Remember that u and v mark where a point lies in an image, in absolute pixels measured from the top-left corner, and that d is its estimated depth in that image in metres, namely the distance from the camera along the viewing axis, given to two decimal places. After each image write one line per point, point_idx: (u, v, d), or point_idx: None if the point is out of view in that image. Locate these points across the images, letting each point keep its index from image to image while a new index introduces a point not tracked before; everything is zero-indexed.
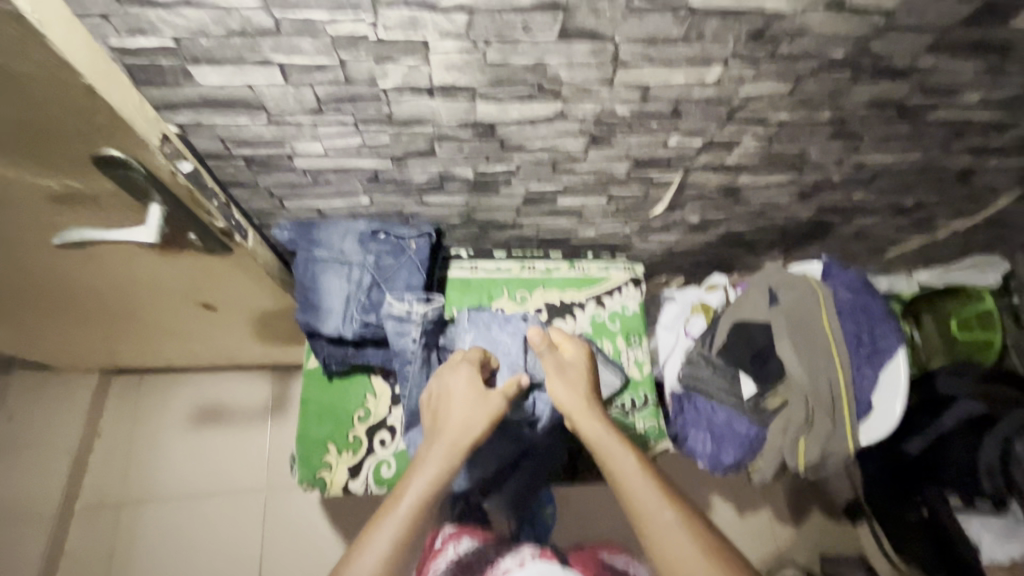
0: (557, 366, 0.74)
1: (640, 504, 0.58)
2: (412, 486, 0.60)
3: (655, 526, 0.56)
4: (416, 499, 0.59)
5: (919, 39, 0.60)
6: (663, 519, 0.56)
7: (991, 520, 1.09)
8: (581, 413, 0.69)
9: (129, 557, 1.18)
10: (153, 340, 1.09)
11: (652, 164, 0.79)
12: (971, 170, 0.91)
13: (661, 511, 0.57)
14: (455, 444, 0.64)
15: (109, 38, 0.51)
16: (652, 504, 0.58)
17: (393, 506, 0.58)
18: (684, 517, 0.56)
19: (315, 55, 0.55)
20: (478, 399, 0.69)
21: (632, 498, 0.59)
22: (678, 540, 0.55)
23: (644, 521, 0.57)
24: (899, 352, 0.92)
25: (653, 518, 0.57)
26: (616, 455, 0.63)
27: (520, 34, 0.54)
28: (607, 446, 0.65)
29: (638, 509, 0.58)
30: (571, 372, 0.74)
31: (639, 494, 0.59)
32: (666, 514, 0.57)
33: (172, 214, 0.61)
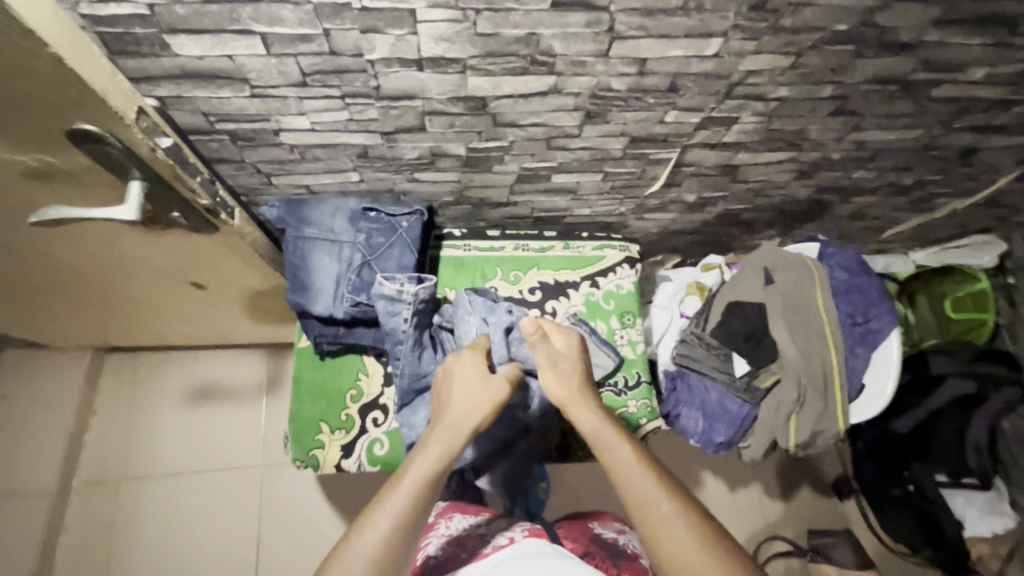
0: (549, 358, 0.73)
1: (638, 496, 0.59)
2: (414, 472, 0.60)
3: (654, 518, 0.58)
4: (418, 485, 0.59)
5: (926, 12, 0.58)
6: (662, 511, 0.58)
7: (975, 495, 1.11)
8: (576, 405, 0.69)
9: (128, 532, 1.20)
10: (143, 319, 1.08)
11: (648, 141, 0.77)
12: (972, 148, 0.90)
13: (659, 504, 0.58)
14: (459, 427, 0.65)
15: (80, 5, 0.49)
16: (650, 496, 0.59)
17: (398, 489, 0.59)
18: (681, 508, 0.58)
19: (297, 24, 0.52)
20: (484, 387, 0.69)
21: (629, 491, 0.60)
22: (677, 532, 0.56)
23: (643, 514, 0.58)
24: (892, 333, 0.93)
25: (651, 511, 0.58)
26: (612, 448, 0.64)
27: (511, 3, 0.52)
28: (603, 438, 0.65)
29: (637, 502, 0.59)
30: (565, 362, 0.72)
31: (637, 486, 0.60)
32: (665, 506, 0.58)
33: (154, 191, 0.59)
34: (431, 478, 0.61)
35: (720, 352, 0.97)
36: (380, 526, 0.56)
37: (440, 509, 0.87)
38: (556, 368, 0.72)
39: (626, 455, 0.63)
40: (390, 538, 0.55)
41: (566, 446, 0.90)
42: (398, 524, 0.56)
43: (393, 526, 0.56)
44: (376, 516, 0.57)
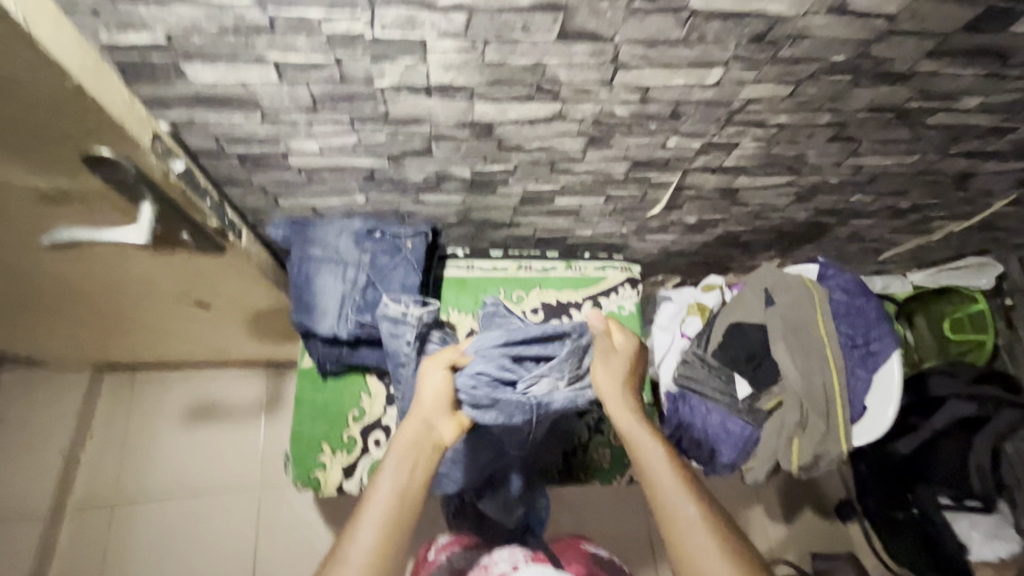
0: (605, 352, 0.74)
1: (663, 499, 0.63)
2: (391, 473, 0.64)
3: (677, 522, 0.61)
4: (398, 486, 0.62)
5: (920, 44, 0.60)
6: (686, 514, 0.61)
7: (979, 519, 1.10)
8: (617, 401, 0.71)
9: (122, 554, 1.18)
10: (146, 337, 1.07)
11: (650, 165, 0.79)
12: (967, 173, 0.92)
13: (684, 509, 0.62)
14: (415, 429, 0.68)
15: (99, 34, 0.50)
16: (676, 501, 0.62)
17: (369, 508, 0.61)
18: (704, 514, 0.61)
19: (310, 53, 0.54)
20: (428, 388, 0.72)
21: (657, 493, 0.64)
22: (698, 536, 0.60)
23: (668, 514, 0.62)
24: (893, 354, 0.92)
25: (675, 515, 0.62)
26: (646, 449, 0.67)
27: (519, 34, 0.53)
28: (638, 439, 0.68)
29: (662, 506, 0.63)
30: (614, 361, 0.74)
31: (663, 491, 0.64)
32: (689, 510, 0.62)
33: (164, 213, 0.60)
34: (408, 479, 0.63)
35: (722, 374, 0.99)
36: (367, 526, 0.59)
37: (441, 543, 0.90)
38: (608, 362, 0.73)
39: (658, 457, 0.66)
40: (381, 537, 0.58)
41: (568, 471, 0.90)
42: (384, 523, 0.59)
43: (381, 526, 0.59)
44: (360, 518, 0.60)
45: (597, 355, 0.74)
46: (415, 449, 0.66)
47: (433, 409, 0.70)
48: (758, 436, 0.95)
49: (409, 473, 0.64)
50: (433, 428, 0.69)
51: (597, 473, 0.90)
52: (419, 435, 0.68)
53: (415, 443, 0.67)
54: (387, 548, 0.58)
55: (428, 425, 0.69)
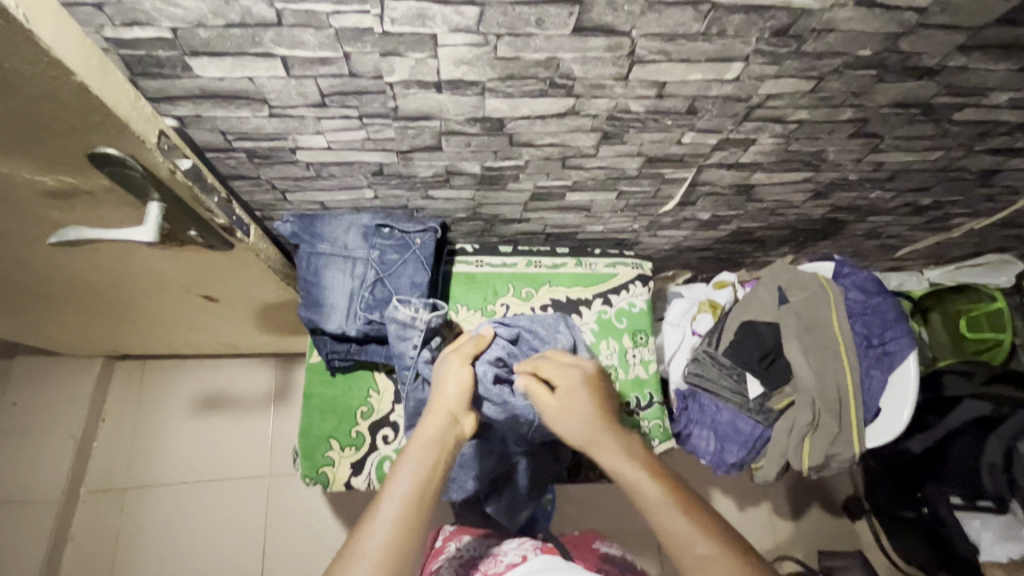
0: (557, 400, 0.70)
1: (672, 537, 0.54)
2: (410, 467, 0.57)
3: (685, 561, 0.52)
4: (420, 479, 0.56)
5: (951, 38, 0.57)
6: (694, 552, 0.52)
7: (992, 518, 1.07)
8: (595, 440, 0.65)
9: (133, 542, 1.19)
10: (156, 330, 1.08)
11: (665, 161, 0.77)
12: (992, 170, 0.89)
13: (695, 546, 0.52)
14: (437, 423, 0.64)
15: (104, 28, 0.49)
16: (681, 534, 0.54)
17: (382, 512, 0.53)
18: (718, 549, 0.52)
19: (318, 48, 0.52)
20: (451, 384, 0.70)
21: (659, 527, 0.55)
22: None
23: (678, 553, 0.53)
24: (910, 355, 0.90)
25: (681, 552, 0.53)
26: (637, 483, 0.59)
27: (533, 28, 0.51)
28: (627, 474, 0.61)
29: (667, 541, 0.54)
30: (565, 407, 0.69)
31: (666, 524, 0.55)
32: (696, 546, 0.52)
33: (170, 211, 0.59)
34: (429, 474, 0.57)
35: (733, 373, 0.97)
36: (382, 519, 0.52)
37: (447, 532, 0.88)
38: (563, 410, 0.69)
39: (651, 491, 0.58)
40: (399, 528, 0.52)
41: (577, 467, 0.92)
42: (401, 519, 0.52)
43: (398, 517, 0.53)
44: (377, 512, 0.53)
45: (547, 409, 0.70)
46: (436, 437, 0.62)
47: (452, 404, 0.67)
48: (769, 435, 0.94)
49: (432, 464, 0.58)
50: (454, 423, 0.65)
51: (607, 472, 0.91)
52: (443, 427, 0.63)
53: (434, 433, 0.62)
54: (407, 547, 0.51)
55: (449, 419, 0.65)
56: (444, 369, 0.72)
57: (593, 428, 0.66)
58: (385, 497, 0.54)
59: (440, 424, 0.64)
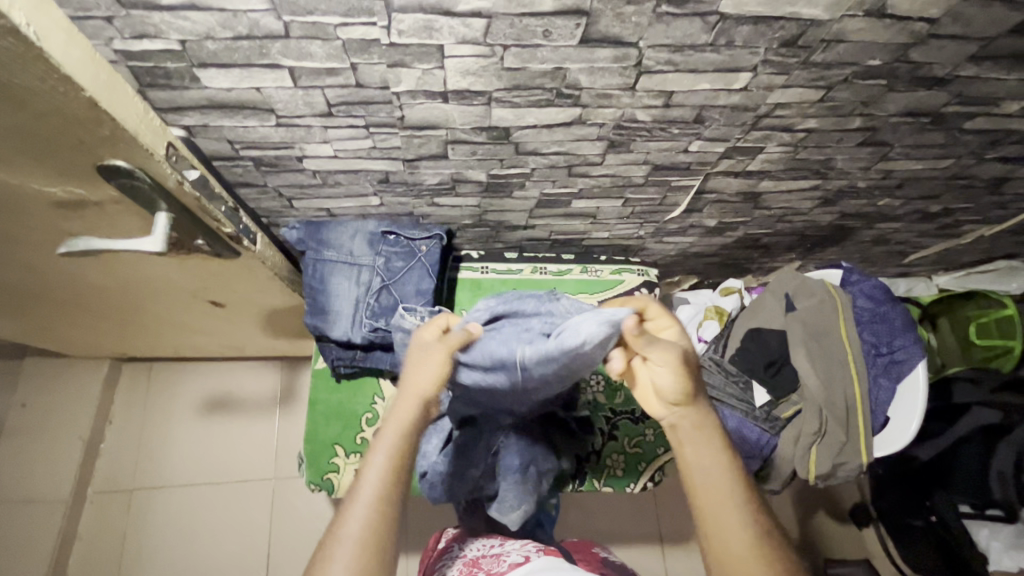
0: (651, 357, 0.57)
1: (719, 519, 0.53)
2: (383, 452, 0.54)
3: (726, 542, 0.52)
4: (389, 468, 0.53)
5: (962, 48, 0.57)
6: (741, 541, 0.52)
7: (1000, 528, 1.07)
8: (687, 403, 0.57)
9: (141, 544, 1.20)
10: (164, 333, 1.08)
11: (671, 170, 0.77)
12: (1003, 177, 0.88)
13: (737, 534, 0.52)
14: (413, 405, 0.56)
15: (113, 41, 0.49)
16: (735, 522, 0.53)
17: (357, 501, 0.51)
18: (763, 543, 0.52)
19: (325, 60, 0.52)
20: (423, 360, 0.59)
21: (715, 508, 0.54)
22: (751, 564, 0.51)
23: (717, 533, 0.53)
24: (920, 365, 0.88)
25: (727, 535, 0.52)
26: (713, 459, 0.56)
27: (540, 39, 0.51)
28: (704, 445, 0.57)
29: (715, 520, 0.53)
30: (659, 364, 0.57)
31: (724, 508, 0.53)
32: (746, 537, 0.52)
33: (177, 220, 0.59)
34: (400, 463, 0.54)
35: (739, 381, 0.97)
36: (355, 510, 0.50)
37: (451, 533, 0.87)
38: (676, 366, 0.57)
39: (722, 470, 0.55)
40: (371, 523, 0.49)
41: (580, 473, 0.91)
42: (374, 512, 0.50)
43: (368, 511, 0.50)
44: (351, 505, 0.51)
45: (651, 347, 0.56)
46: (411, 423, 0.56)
47: (429, 385, 0.57)
48: (776, 442, 0.93)
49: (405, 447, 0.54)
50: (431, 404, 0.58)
51: (611, 480, 0.91)
52: (417, 412, 0.56)
53: (410, 417, 0.56)
54: (377, 542, 0.49)
55: (428, 400, 0.57)
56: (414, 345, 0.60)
57: (688, 392, 0.57)
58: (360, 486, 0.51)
59: (415, 408, 0.56)
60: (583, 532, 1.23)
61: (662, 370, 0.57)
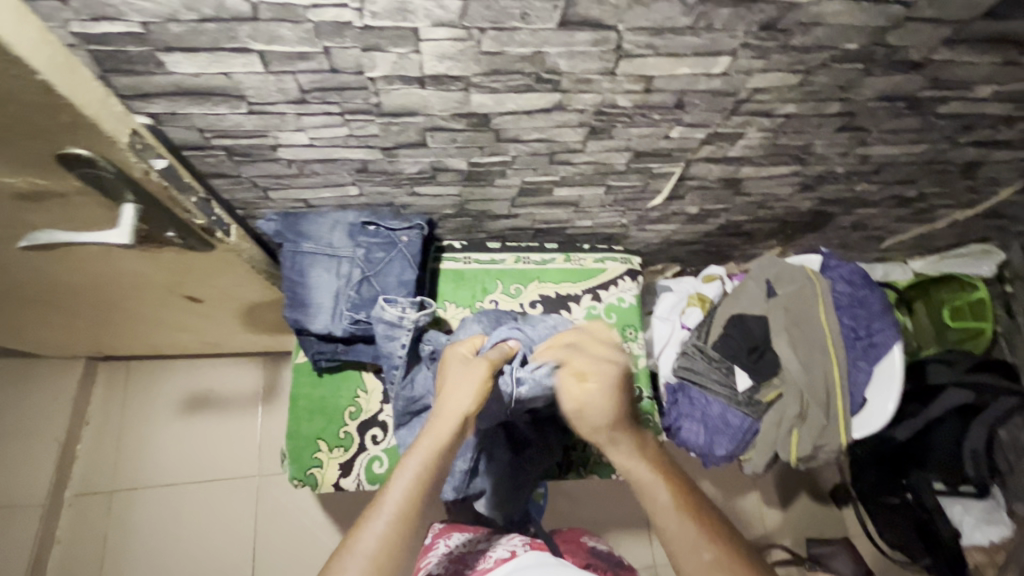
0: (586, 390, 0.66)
1: (677, 540, 0.55)
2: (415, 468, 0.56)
3: (686, 562, 0.54)
4: (418, 484, 0.55)
5: (936, 32, 0.57)
6: (700, 558, 0.54)
7: (972, 503, 1.12)
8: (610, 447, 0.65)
9: (122, 545, 1.18)
10: (139, 330, 1.05)
11: (652, 156, 0.76)
12: (975, 162, 0.89)
13: (698, 552, 0.54)
14: (450, 424, 0.61)
15: (70, 23, 0.47)
16: (689, 545, 0.55)
17: (382, 511, 0.53)
18: (722, 558, 0.53)
19: (296, 43, 0.51)
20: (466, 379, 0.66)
21: (668, 536, 0.56)
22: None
23: (678, 554, 0.55)
24: (895, 347, 0.91)
25: (685, 558, 0.54)
26: (651, 492, 0.60)
27: (518, 22, 0.50)
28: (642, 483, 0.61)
29: (672, 544, 0.56)
30: (593, 398, 0.66)
31: (674, 533, 0.56)
32: (705, 554, 0.54)
33: (144, 212, 0.57)
34: (428, 479, 0.56)
35: (722, 366, 0.97)
36: (380, 517, 0.52)
37: (437, 528, 0.85)
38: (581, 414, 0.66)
39: (662, 500, 0.59)
40: (389, 537, 0.51)
41: (567, 463, 0.90)
42: (395, 526, 0.52)
43: (390, 524, 0.52)
44: (371, 516, 0.53)
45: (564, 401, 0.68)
46: (446, 442, 0.59)
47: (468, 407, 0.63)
48: (757, 427, 0.95)
49: (435, 460, 0.58)
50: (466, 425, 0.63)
51: (596, 468, 0.91)
52: (453, 432, 0.60)
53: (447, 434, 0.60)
54: (393, 554, 0.50)
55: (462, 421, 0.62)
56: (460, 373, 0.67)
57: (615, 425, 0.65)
58: (388, 494, 0.54)
59: (451, 424, 0.61)
60: (569, 520, 1.24)
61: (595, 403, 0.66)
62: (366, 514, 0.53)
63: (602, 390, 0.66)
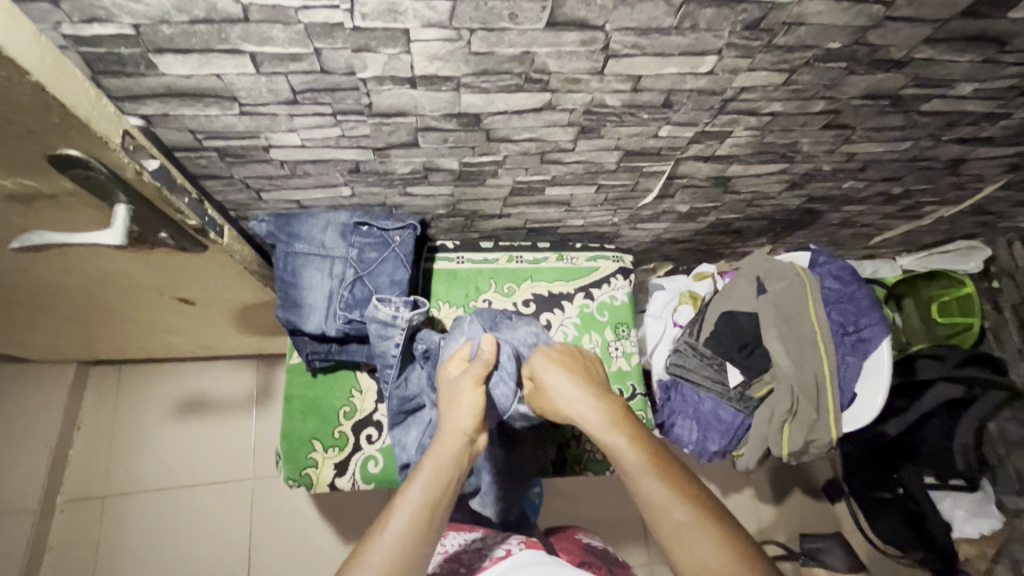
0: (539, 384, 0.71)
1: (652, 502, 0.53)
2: (420, 487, 0.57)
3: (664, 526, 0.52)
4: (426, 501, 0.56)
5: (916, 31, 0.58)
6: (678, 519, 0.52)
7: (963, 496, 1.14)
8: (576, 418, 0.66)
9: (116, 550, 1.17)
10: (132, 333, 1.05)
11: (642, 155, 0.77)
12: (959, 159, 0.91)
13: (673, 513, 0.52)
14: (456, 443, 0.62)
15: (62, 26, 0.47)
16: (660, 506, 0.53)
17: (388, 530, 0.53)
18: (697, 518, 0.51)
19: (288, 45, 0.51)
20: (461, 396, 0.67)
21: (642, 498, 0.55)
22: (691, 541, 0.50)
23: (655, 518, 0.53)
24: (884, 341, 0.92)
25: (662, 521, 0.52)
26: (622, 457, 0.58)
27: (506, 23, 0.51)
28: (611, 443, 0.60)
29: (649, 510, 0.54)
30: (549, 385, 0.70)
31: (648, 495, 0.54)
32: (682, 514, 0.52)
33: (137, 213, 0.57)
34: (437, 495, 0.57)
35: (714, 363, 0.98)
36: (385, 537, 0.52)
37: None
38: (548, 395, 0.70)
39: (633, 463, 0.57)
40: (397, 552, 0.51)
41: (561, 460, 0.91)
42: (401, 542, 0.52)
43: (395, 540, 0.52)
44: (376, 536, 0.52)
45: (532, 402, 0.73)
46: (451, 458, 0.61)
47: (470, 424, 0.65)
48: (750, 423, 0.96)
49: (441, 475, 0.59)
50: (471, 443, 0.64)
51: (590, 465, 0.91)
52: (459, 448, 0.62)
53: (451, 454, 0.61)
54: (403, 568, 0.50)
55: (468, 436, 0.64)
56: (456, 391, 0.68)
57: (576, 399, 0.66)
58: (393, 513, 0.54)
59: (459, 444, 0.62)
60: (565, 519, 1.25)
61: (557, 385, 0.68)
62: (370, 535, 0.53)
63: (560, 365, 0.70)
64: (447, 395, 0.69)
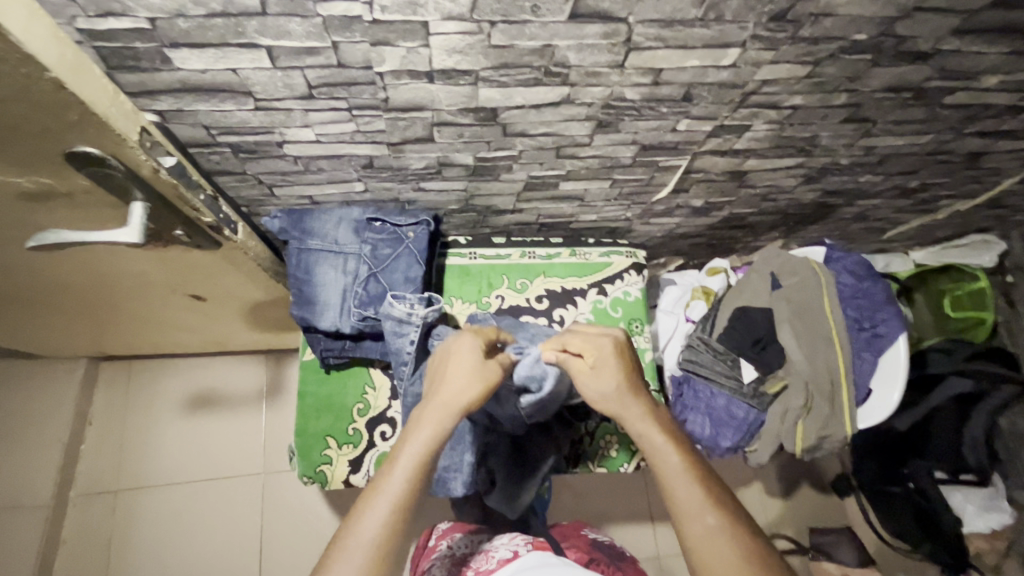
0: (590, 368, 0.67)
1: (681, 505, 0.55)
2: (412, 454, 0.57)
3: (688, 526, 0.54)
4: (415, 474, 0.55)
5: (944, 22, 0.57)
6: (705, 523, 0.53)
7: (972, 491, 1.13)
8: (624, 413, 0.64)
9: (128, 545, 1.18)
10: (142, 329, 1.05)
11: (659, 149, 0.76)
12: (980, 152, 0.89)
13: (703, 516, 0.54)
14: (448, 414, 0.60)
15: (76, 19, 0.46)
16: (694, 507, 0.55)
17: (384, 492, 0.53)
18: (727, 525, 0.53)
19: (304, 38, 0.50)
20: (473, 374, 0.64)
21: (671, 498, 0.56)
22: (719, 551, 0.51)
23: (681, 520, 0.55)
24: (900, 337, 0.91)
25: (688, 521, 0.54)
26: (660, 455, 0.60)
27: (528, 15, 0.50)
28: (651, 443, 0.61)
29: (677, 508, 0.56)
30: (597, 375, 0.67)
31: (682, 498, 0.56)
32: (711, 518, 0.53)
33: (152, 211, 0.57)
34: (425, 466, 0.56)
35: (728, 359, 0.97)
36: (377, 504, 0.53)
37: (442, 529, 0.85)
38: (593, 383, 0.67)
39: (672, 463, 0.58)
40: (389, 523, 0.51)
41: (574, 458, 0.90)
42: (393, 510, 0.52)
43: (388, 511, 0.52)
44: (371, 501, 0.53)
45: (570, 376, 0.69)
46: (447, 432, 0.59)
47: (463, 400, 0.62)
48: (763, 419, 0.95)
49: (433, 454, 0.57)
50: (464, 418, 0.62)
51: (604, 461, 0.90)
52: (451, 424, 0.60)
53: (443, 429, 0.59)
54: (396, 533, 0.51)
55: (461, 416, 0.61)
56: (456, 369, 0.65)
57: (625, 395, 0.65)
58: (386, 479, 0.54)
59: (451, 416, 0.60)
60: (575, 514, 1.24)
61: (603, 373, 0.67)
62: (366, 495, 0.54)
63: (609, 355, 0.68)
64: (457, 361, 0.66)
